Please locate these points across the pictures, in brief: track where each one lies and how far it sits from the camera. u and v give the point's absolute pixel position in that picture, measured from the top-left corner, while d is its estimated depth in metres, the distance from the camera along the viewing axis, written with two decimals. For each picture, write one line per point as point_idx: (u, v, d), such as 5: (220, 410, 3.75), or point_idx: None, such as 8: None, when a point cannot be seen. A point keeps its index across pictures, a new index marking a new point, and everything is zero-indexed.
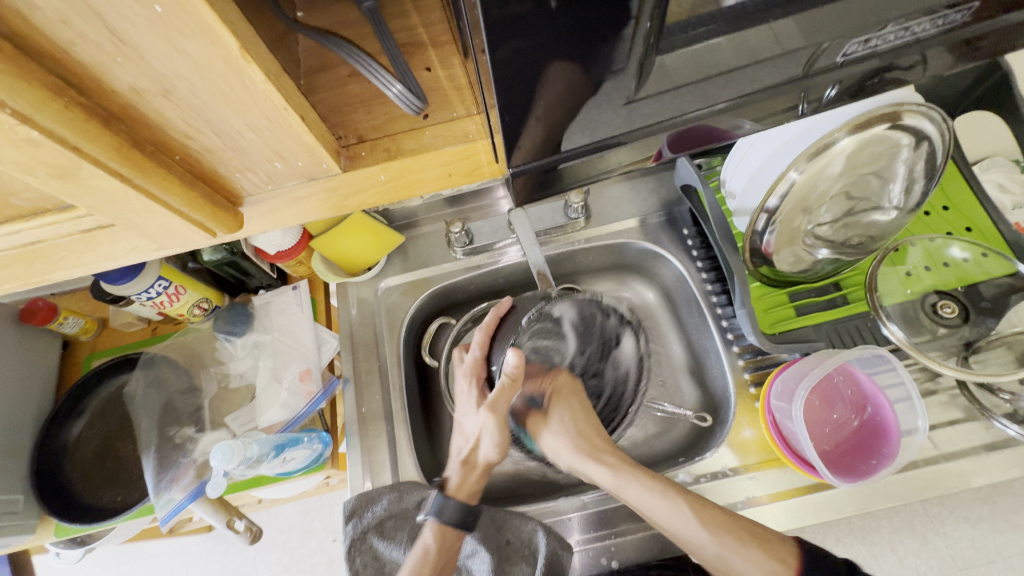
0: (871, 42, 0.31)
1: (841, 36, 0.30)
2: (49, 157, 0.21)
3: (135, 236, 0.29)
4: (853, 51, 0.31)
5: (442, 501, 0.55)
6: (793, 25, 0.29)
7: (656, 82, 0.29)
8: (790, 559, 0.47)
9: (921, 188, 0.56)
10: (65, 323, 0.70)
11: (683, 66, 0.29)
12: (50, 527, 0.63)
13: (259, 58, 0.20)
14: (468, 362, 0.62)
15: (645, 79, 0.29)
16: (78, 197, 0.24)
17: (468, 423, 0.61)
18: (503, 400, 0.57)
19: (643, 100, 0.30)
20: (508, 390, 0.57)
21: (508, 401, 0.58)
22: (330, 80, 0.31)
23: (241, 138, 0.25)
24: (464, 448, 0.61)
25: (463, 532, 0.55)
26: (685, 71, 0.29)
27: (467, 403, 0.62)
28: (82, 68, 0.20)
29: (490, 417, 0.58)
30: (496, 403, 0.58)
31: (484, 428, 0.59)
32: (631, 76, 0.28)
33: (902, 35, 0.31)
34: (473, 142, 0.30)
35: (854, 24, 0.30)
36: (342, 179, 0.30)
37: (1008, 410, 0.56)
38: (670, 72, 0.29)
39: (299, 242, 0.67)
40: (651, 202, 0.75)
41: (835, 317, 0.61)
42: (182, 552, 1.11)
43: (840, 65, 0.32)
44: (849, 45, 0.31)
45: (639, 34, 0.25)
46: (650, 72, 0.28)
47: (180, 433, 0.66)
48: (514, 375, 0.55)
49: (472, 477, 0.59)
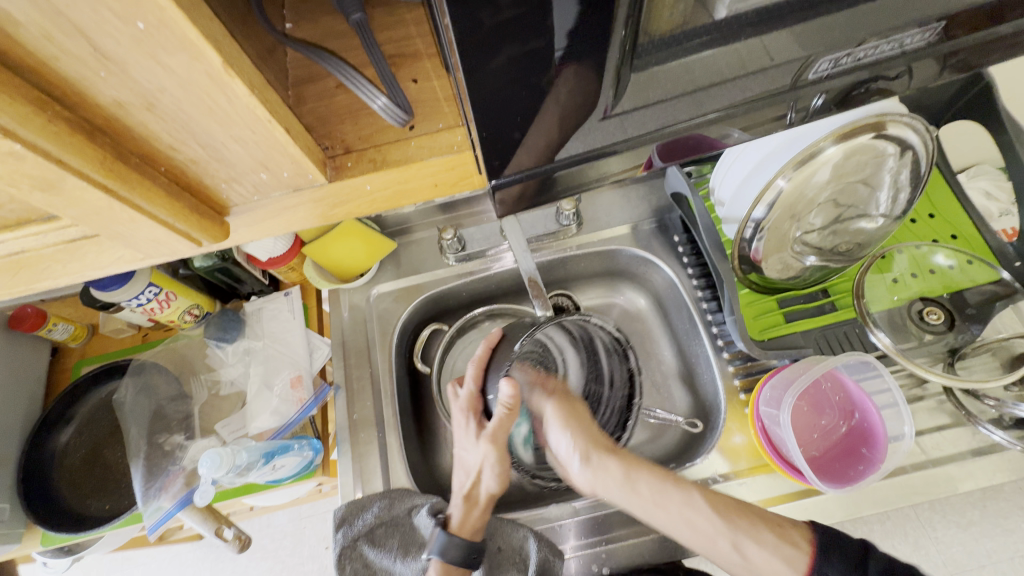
0: (847, 59, 0.32)
1: (822, 50, 0.31)
2: (34, 170, 0.21)
3: (121, 246, 0.29)
4: (827, 69, 0.32)
5: (446, 540, 0.53)
6: (779, 37, 0.30)
7: (632, 94, 0.30)
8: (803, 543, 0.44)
9: (906, 196, 0.56)
10: (54, 330, 0.69)
11: (657, 81, 0.30)
12: (37, 537, 0.62)
13: (242, 72, 0.21)
14: (464, 397, 0.60)
15: (622, 90, 0.29)
16: (63, 208, 0.24)
17: (467, 454, 0.60)
18: (499, 432, 0.56)
19: (625, 112, 0.31)
20: (497, 429, 0.55)
21: (507, 430, 0.56)
22: (317, 91, 0.32)
23: (227, 149, 0.25)
24: (468, 481, 0.59)
25: (469, 571, 0.53)
26: (667, 84, 0.30)
27: (465, 436, 0.60)
28: (67, 83, 0.20)
29: (491, 449, 0.56)
30: (491, 438, 0.56)
31: (483, 460, 0.58)
32: (607, 85, 0.28)
33: (880, 50, 0.32)
34: (458, 154, 0.30)
35: (834, 38, 0.30)
36: (328, 189, 0.30)
37: (993, 416, 0.57)
38: (643, 86, 0.30)
39: (291, 248, 0.67)
40: (642, 209, 0.76)
41: (823, 324, 0.61)
42: (173, 560, 1.10)
43: (815, 83, 0.33)
44: (824, 60, 0.31)
45: (617, 42, 0.26)
46: (626, 85, 0.29)
47: (169, 440, 0.66)
48: (507, 407, 0.53)
49: (477, 514, 0.57)
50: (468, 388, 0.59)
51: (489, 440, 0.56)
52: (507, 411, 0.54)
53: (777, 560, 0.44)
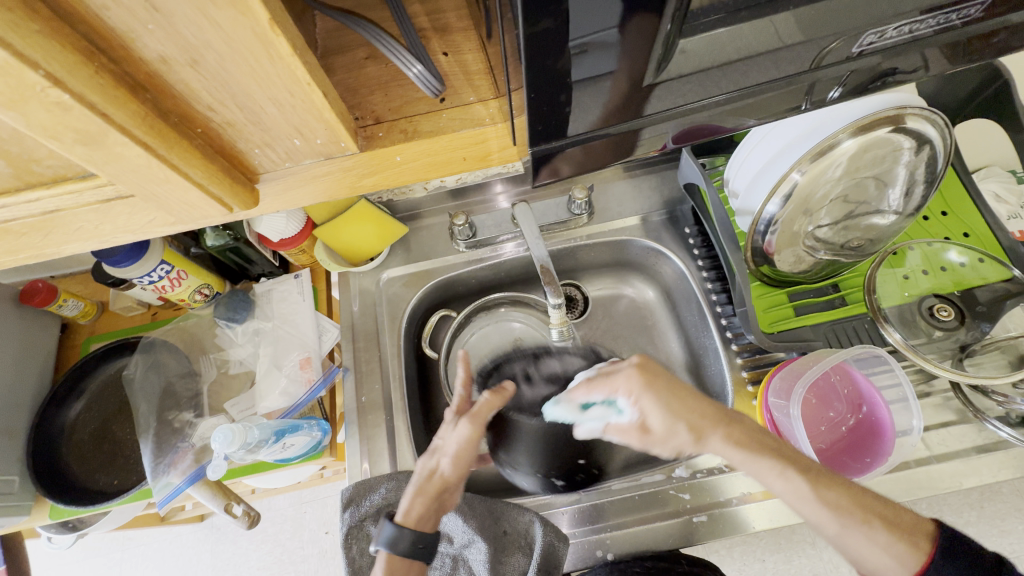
0: (893, 32, 0.31)
1: (856, 31, 0.30)
2: (77, 121, 0.21)
3: (152, 208, 0.29)
4: (870, 43, 0.31)
5: (396, 533, 0.49)
6: (786, 19, 0.29)
7: (677, 66, 0.29)
8: (921, 544, 0.41)
9: (921, 192, 0.57)
10: (64, 305, 0.69)
11: (705, 50, 0.29)
12: (45, 509, 0.63)
13: (287, 32, 0.21)
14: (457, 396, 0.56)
15: (667, 62, 0.29)
16: (102, 165, 0.24)
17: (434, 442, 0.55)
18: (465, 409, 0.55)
19: (669, 81, 0.30)
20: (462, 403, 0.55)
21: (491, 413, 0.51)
22: (346, 62, 0.32)
23: (264, 113, 0.25)
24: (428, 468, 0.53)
25: (416, 562, 0.50)
26: (705, 56, 0.29)
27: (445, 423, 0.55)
28: (112, 34, 0.20)
29: (467, 430, 0.51)
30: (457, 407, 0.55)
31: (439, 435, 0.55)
32: (654, 58, 0.28)
33: (921, 26, 0.31)
34: (489, 127, 0.31)
35: (875, 14, 0.30)
36: (359, 159, 0.30)
37: (1000, 412, 0.57)
38: (688, 57, 0.29)
39: (302, 229, 0.67)
40: (654, 200, 0.75)
41: (833, 318, 0.62)
42: (174, 541, 1.11)
43: (858, 56, 0.32)
44: (869, 35, 0.31)
45: (662, 37, 0.27)
46: (673, 54, 0.28)
47: (179, 418, 0.66)
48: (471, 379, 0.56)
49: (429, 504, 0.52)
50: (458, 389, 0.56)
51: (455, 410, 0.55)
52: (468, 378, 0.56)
53: (889, 560, 0.41)
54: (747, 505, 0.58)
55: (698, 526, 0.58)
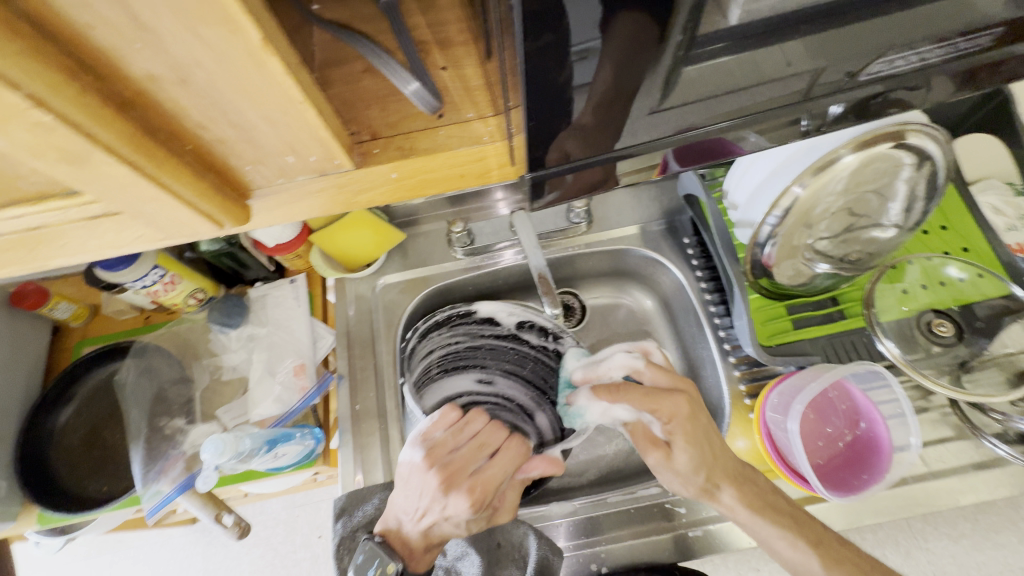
0: (903, 60, 0.31)
1: (867, 56, 0.30)
2: (61, 142, 0.20)
3: (142, 225, 0.28)
4: (880, 71, 0.32)
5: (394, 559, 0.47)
6: (797, 47, 0.29)
7: (681, 92, 0.29)
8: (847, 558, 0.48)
9: (920, 207, 0.56)
10: (56, 308, 0.68)
11: (709, 77, 0.29)
12: (33, 515, 0.62)
13: (281, 51, 0.20)
14: (427, 444, 0.54)
15: (671, 89, 0.29)
16: (87, 184, 0.23)
17: (412, 504, 0.50)
18: (505, 461, 0.54)
19: (673, 108, 0.30)
20: (500, 470, 0.54)
21: (483, 473, 0.53)
22: (344, 75, 0.32)
23: (257, 130, 0.25)
24: (409, 526, 0.50)
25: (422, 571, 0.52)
26: (711, 82, 0.30)
27: (418, 483, 0.51)
28: (98, 52, 0.19)
29: (461, 500, 0.50)
30: (478, 487, 0.51)
31: (448, 512, 0.50)
32: (661, 79, 0.28)
33: (929, 53, 0.31)
34: (487, 144, 0.30)
35: (883, 41, 0.29)
36: (355, 175, 0.29)
37: (998, 430, 0.56)
38: (693, 82, 0.29)
39: (299, 236, 0.67)
40: (653, 210, 0.75)
41: (831, 331, 0.61)
42: (164, 544, 1.10)
43: (868, 82, 0.32)
44: (877, 64, 0.31)
45: (672, 49, 0.26)
46: (676, 84, 0.29)
47: (170, 424, 0.65)
48: (468, 433, 0.56)
49: (423, 548, 0.51)
50: (434, 434, 0.55)
51: (472, 497, 0.50)
52: (454, 425, 0.56)
53: None
54: None
55: (695, 540, 0.57)
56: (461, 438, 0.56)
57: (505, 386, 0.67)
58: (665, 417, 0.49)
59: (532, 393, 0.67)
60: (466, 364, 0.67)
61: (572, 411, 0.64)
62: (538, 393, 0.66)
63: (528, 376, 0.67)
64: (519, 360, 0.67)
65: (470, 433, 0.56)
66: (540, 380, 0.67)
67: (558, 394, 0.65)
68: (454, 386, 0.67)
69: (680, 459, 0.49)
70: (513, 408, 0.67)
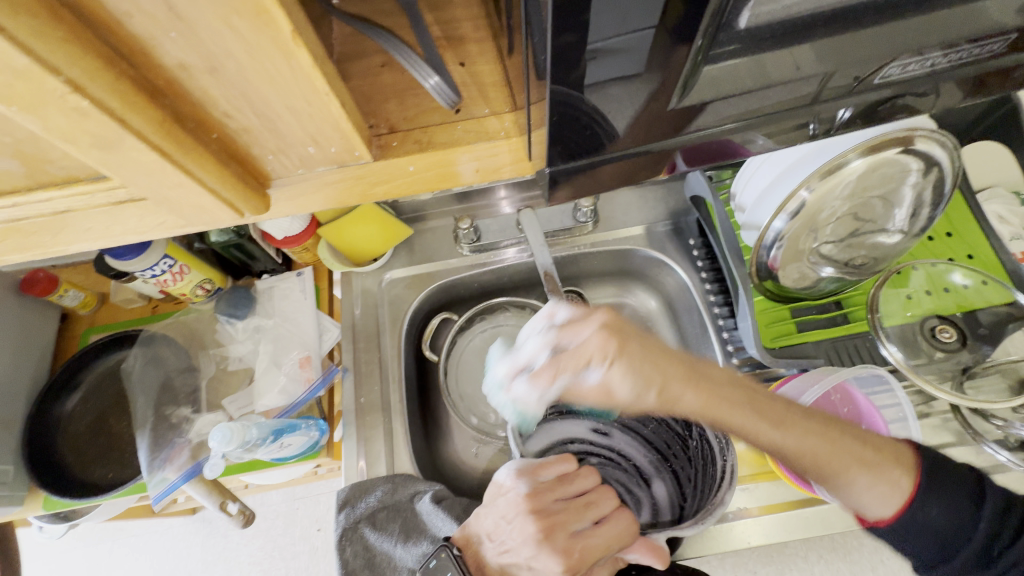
0: (916, 65, 0.31)
1: (886, 59, 0.30)
2: (93, 127, 0.21)
3: (163, 211, 0.29)
4: (894, 74, 0.32)
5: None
6: (808, 52, 0.29)
7: (700, 91, 0.29)
8: (906, 467, 0.42)
9: (927, 213, 0.57)
10: (64, 296, 0.69)
11: (729, 77, 0.29)
12: (39, 500, 0.62)
13: (309, 43, 0.21)
14: (530, 481, 0.51)
15: (690, 87, 0.29)
16: (114, 169, 0.24)
17: (502, 534, 0.48)
18: (611, 531, 0.49)
19: (691, 106, 0.30)
20: (605, 542, 0.48)
21: (587, 540, 0.48)
22: (363, 69, 0.32)
23: (280, 121, 0.25)
24: (489, 554, 0.48)
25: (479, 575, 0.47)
26: (734, 82, 0.30)
27: (515, 518, 0.48)
28: (133, 41, 0.20)
29: (552, 560, 0.46)
30: (575, 551, 0.47)
31: (533, 562, 0.47)
32: (682, 79, 0.28)
33: (945, 58, 0.31)
34: (504, 140, 0.31)
35: (900, 44, 0.30)
36: (372, 168, 0.30)
37: (999, 436, 0.57)
38: (715, 82, 0.29)
39: (307, 229, 0.67)
40: (659, 211, 0.75)
41: (835, 335, 0.61)
42: (164, 534, 1.10)
43: (880, 86, 0.33)
44: (891, 67, 0.31)
45: (693, 51, 0.27)
46: (695, 83, 0.29)
47: (176, 413, 0.66)
48: (576, 487, 0.53)
49: None
50: (546, 476, 0.53)
51: (566, 560, 0.47)
52: (565, 478, 0.53)
53: (882, 487, 0.41)
54: (743, 521, 0.58)
55: (693, 537, 0.58)
56: (569, 493, 0.52)
57: (620, 443, 0.62)
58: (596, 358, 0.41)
59: (651, 455, 0.61)
60: (584, 409, 0.61)
61: (694, 490, 0.57)
62: (658, 454, 0.60)
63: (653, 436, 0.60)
64: (644, 419, 0.60)
65: (577, 489, 0.53)
66: (662, 447, 0.60)
67: (684, 466, 0.59)
68: (567, 431, 0.61)
69: (621, 390, 0.41)
70: (628, 468, 0.61)
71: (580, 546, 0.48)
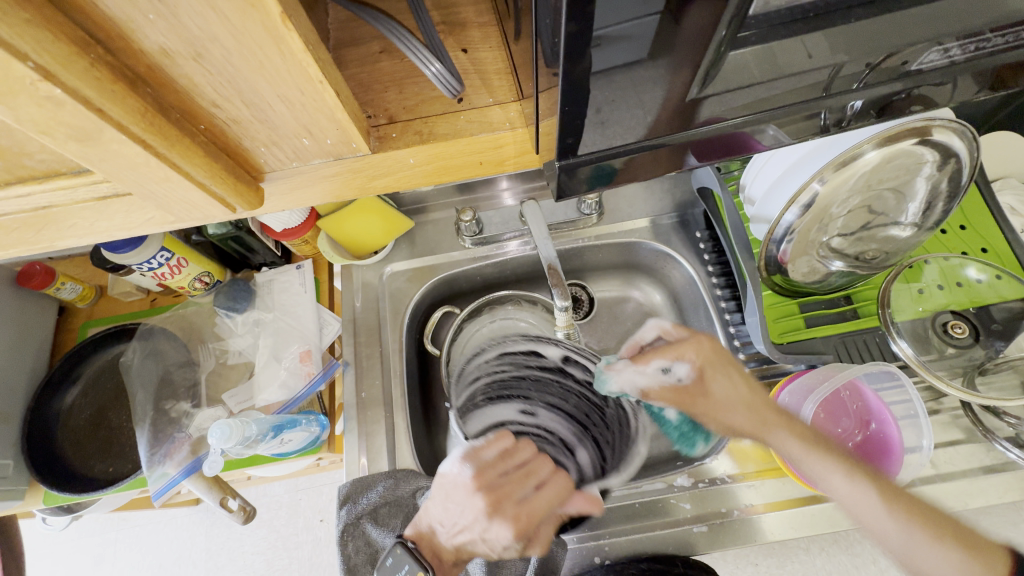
0: (950, 52, 0.30)
1: (914, 46, 0.29)
2: (70, 118, 0.20)
3: (150, 206, 0.28)
4: (930, 61, 0.31)
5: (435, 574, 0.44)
6: (817, 40, 0.28)
7: (723, 80, 0.28)
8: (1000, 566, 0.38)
9: (942, 206, 0.55)
10: (62, 289, 0.68)
11: (750, 66, 0.28)
12: (39, 494, 0.62)
13: (300, 27, 0.19)
14: (474, 458, 0.52)
15: (711, 79, 0.28)
16: (95, 162, 0.23)
17: (450, 518, 0.49)
18: (552, 494, 0.51)
19: (713, 97, 0.29)
20: (546, 500, 0.50)
21: (535, 509, 0.50)
22: (361, 56, 0.31)
23: (272, 111, 0.24)
24: (443, 538, 0.48)
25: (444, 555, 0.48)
26: (756, 71, 0.28)
27: (463, 498, 0.49)
28: (110, 24, 0.18)
29: (504, 528, 0.48)
30: (523, 516, 0.49)
31: (485, 536, 0.48)
32: (703, 68, 0.27)
33: (977, 45, 0.30)
34: (509, 131, 0.29)
35: (931, 30, 0.28)
36: (370, 161, 0.29)
37: (1009, 434, 0.56)
38: (736, 71, 0.28)
39: (306, 221, 0.65)
40: (665, 202, 0.74)
41: (845, 330, 0.60)
42: (168, 524, 1.11)
43: (910, 75, 0.32)
44: (930, 52, 0.30)
45: (717, 40, 0.25)
46: (717, 73, 0.28)
47: (176, 407, 0.65)
48: (518, 458, 0.53)
49: (452, 563, 0.48)
50: (487, 452, 0.53)
51: (516, 526, 0.48)
52: (505, 452, 0.54)
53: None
54: (749, 518, 0.57)
55: (700, 535, 0.57)
56: (512, 463, 0.53)
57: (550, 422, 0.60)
58: (692, 359, 0.54)
59: (575, 427, 0.60)
60: (508, 392, 0.62)
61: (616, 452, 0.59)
62: (585, 427, 0.60)
63: (577, 407, 0.60)
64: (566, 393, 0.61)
65: (518, 460, 0.53)
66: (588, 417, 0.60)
67: (605, 432, 0.59)
68: (496, 415, 0.60)
69: (715, 389, 0.54)
70: (554, 444, 0.59)
71: (529, 517, 0.49)
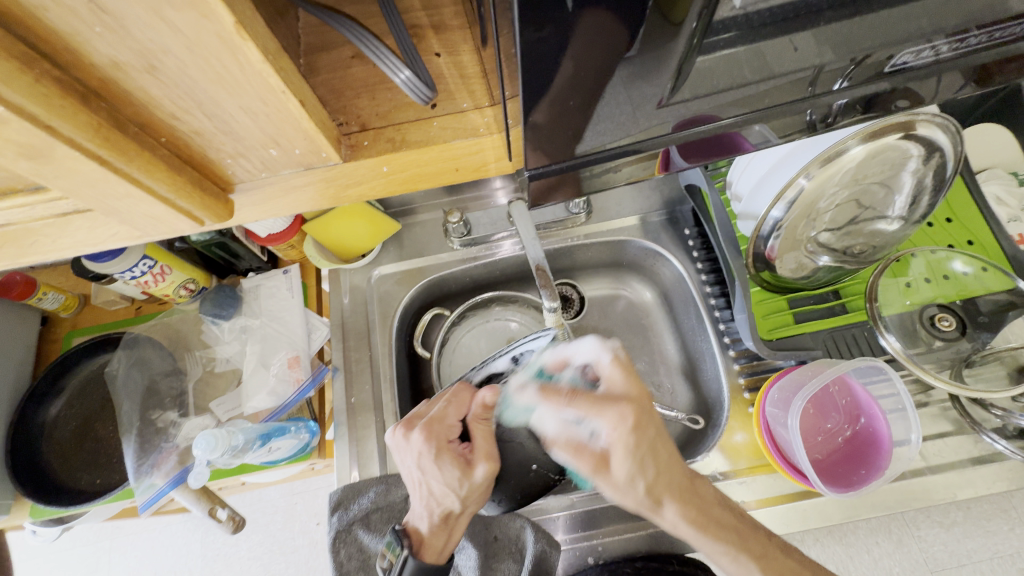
0: (929, 52, 0.30)
1: (897, 47, 0.29)
2: (20, 136, 0.19)
3: (118, 220, 0.27)
4: (906, 62, 0.30)
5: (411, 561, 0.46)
6: (805, 39, 0.28)
7: (695, 83, 0.28)
8: None
9: (927, 200, 0.55)
10: (44, 299, 0.67)
11: (727, 68, 0.28)
12: (26, 508, 0.61)
13: (257, 37, 0.19)
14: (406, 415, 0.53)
15: (682, 81, 0.28)
16: (52, 178, 0.22)
17: (406, 468, 0.50)
18: (454, 400, 0.50)
19: (684, 102, 0.29)
20: (446, 406, 0.49)
21: (445, 419, 0.48)
22: (332, 61, 0.30)
23: (235, 122, 0.23)
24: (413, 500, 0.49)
25: (426, 516, 0.48)
26: (733, 74, 0.28)
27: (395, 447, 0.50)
28: (56, 38, 0.18)
29: (416, 441, 0.47)
30: (428, 426, 0.48)
31: (421, 466, 0.47)
32: (675, 73, 0.27)
33: (959, 45, 0.30)
34: (483, 138, 0.29)
35: (914, 28, 0.28)
36: (344, 169, 0.28)
37: (996, 425, 0.56)
38: (708, 75, 0.28)
39: (292, 226, 0.64)
40: (654, 199, 0.73)
41: (834, 325, 0.60)
42: (163, 531, 1.10)
43: (889, 74, 0.31)
44: (905, 54, 0.30)
45: (687, 34, 0.25)
46: (688, 74, 0.27)
47: (163, 417, 0.64)
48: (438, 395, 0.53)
49: (432, 525, 0.48)
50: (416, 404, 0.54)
51: (423, 437, 0.47)
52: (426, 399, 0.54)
53: None
54: None
55: None
56: (433, 401, 0.52)
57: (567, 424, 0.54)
58: (613, 430, 0.42)
59: None
60: None
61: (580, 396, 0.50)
62: None
63: None
64: None
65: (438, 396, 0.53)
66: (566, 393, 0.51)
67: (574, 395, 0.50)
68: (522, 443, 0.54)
69: (621, 470, 0.43)
70: None
71: (440, 430, 0.48)
